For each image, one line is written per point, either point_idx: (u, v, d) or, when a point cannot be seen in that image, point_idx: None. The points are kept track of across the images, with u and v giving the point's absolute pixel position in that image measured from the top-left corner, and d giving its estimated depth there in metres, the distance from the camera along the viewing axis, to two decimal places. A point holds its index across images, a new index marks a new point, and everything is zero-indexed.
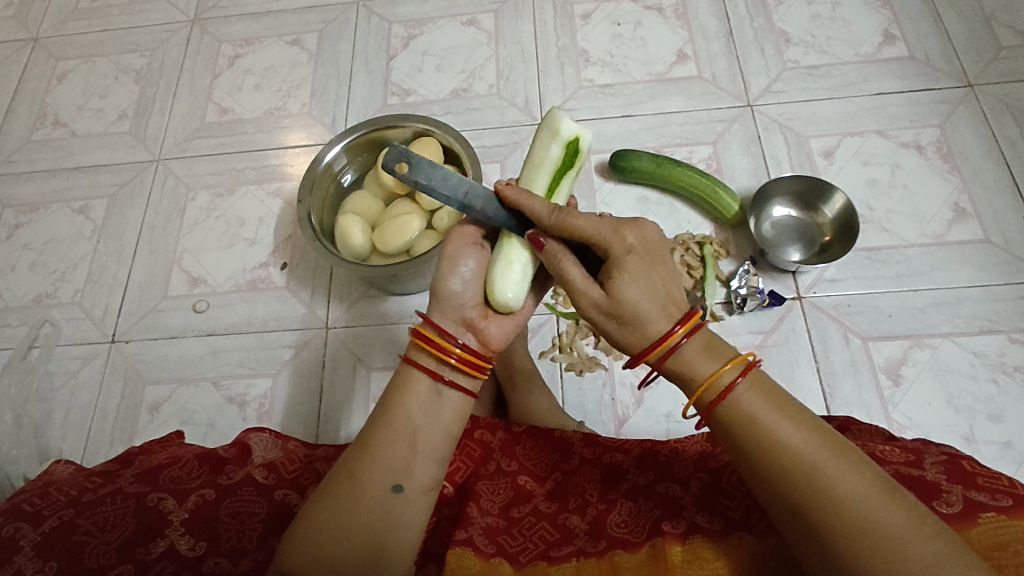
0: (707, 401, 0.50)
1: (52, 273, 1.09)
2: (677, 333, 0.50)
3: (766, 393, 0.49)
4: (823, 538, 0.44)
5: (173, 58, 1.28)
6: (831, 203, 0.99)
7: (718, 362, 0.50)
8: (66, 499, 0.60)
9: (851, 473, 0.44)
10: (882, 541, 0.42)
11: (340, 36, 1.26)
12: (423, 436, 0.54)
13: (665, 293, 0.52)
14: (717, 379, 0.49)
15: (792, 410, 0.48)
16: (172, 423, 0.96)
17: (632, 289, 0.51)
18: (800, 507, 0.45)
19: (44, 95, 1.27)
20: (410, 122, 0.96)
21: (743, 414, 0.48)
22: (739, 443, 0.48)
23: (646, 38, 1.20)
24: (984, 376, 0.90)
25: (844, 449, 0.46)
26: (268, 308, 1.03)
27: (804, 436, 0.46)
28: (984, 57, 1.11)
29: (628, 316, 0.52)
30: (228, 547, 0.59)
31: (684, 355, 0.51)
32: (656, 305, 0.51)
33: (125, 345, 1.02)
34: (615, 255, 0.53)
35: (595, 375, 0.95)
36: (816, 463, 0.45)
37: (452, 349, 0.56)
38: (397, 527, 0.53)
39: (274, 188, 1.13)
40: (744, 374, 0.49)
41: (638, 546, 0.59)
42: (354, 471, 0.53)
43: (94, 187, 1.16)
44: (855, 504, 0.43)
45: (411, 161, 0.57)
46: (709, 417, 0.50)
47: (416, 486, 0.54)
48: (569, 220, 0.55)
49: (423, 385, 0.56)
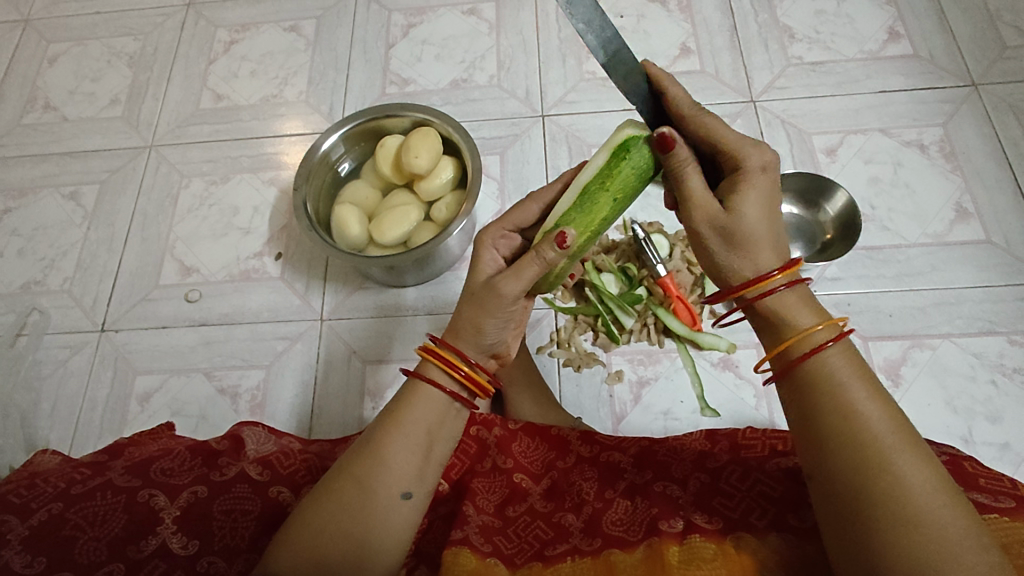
0: (796, 355, 0.50)
1: (41, 260, 1.07)
2: (776, 277, 0.52)
3: (855, 363, 0.49)
4: (870, 523, 0.43)
5: (168, 42, 1.25)
6: (833, 201, 0.98)
7: (816, 319, 0.51)
8: (54, 491, 0.58)
9: (923, 469, 0.44)
10: (934, 542, 0.41)
11: (338, 23, 1.24)
12: (438, 446, 0.55)
13: (778, 227, 0.55)
14: (812, 334, 0.50)
15: (872, 390, 0.47)
16: (163, 414, 0.94)
17: (754, 205, 0.54)
18: (857, 484, 0.44)
19: (35, 78, 1.24)
20: (410, 111, 0.95)
21: (829, 382, 0.48)
22: (809, 405, 0.48)
23: (649, 32, 1.19)
24: (984, 377, 0.89)
25: (921, 446, 0.45)
26: (261, 299, 1.02)
27: (885, 420, 0.46)
28: (988, 57, 1.10)
29: (743, 234, 0.54)
30: (222, 546, 0.58)
31: (779, 299, 0.52)
32: (769, 239, 0.54)
33: (116, 334, 1.00)
34: (749, 167, 0.55)
35: (593, 371, 0.94)
36: (890, 449, 0.44)
37: (460, 365, 0.56)
38: (399, 532, 0.52)
39: (270, 177, 1.11)
40: (837, 339, 0.50)
41: (634, 545, 0.59)
42: (359, 477, 0.52)
43: (85, 173, 1.14)
44: (917, 494, 0.43)
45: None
46: (788, 371, 0.51)
47: (422, 493, 0.54)
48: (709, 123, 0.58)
49: (433, 399, 0.55)
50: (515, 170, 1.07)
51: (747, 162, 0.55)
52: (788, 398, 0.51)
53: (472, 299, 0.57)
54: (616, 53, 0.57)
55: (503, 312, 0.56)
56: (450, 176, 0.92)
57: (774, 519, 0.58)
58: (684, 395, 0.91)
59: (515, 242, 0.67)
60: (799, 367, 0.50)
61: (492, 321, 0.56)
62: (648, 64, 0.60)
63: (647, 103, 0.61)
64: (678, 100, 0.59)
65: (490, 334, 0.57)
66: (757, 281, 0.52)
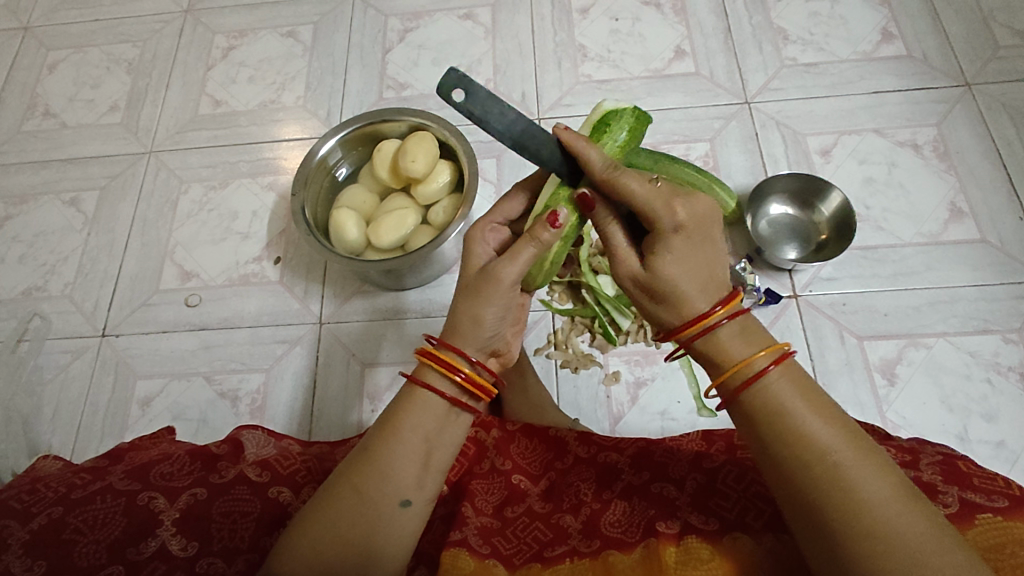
0: (733, 386, 0.50)
1: (42, 266, 1.08)
2: (717, 314, 0.50)
3: (798, 383, 0.49)
4: (834, 539, 0.44)
5: (166, 49, 1.26)
6: (828, 201, 0.98)
7: (753, 348, 0.50)
8: (55, 495, 0.59)
9: (877, 478, 0.44)
10: (897, 551, 0.42)
11: (335, 28, 1.25)
12: (436, 453, 0.55)
13: (707, 274, 0.51)
14: (752, 364, 0.49)
15: (819, 404, 0.48)
16: (164, 419, 0.95)
17: (673, 264, 0.51)
18: (816, 502, 0.45)
19: (34, 85, 1.25)
20: (406, 116, 0.96)
21: (773, 406, 0.48)
22: (761, 434, 0.48)
23: (644, 34, 1.19)
24: (979, 376, 0.90)
25: (869, 450, 0.46)
26: (261, 303, 1.02)
27: (834, 434, 0.46)
28: (982, 57, 1.11)
29: (663, 292, 0.52)
30: (221, 547, 0.58)
31: (720, 336, 0.51)
32: (696, 285, 0.51)
33: (116, 339, 1.01)
34: (661, 230, 0.52)
35: (590, 372, 0.95)
36: (845, 463, 0.45)
37: (460, 368, 0.56)
38: (402, 538, 0.53)
39: (268, 181, 1.12)
40: (777, 362, 0.49)
41: (632, 546, 0.59)
42: (358, 485, 0.52)
43: (85, 179, 1.14)
44: (878, 508, 0.43)
45: (469, 88, 0.54)
46: (730, 401, 0.50)
47: (422, 500, 0.54)
48: (624, 177, 0.54)
49: (433, 404, 0.55)
50: (512, 174, 1.08)
51: (659, 224, 0.52)
52: (738, 422, 0.51)
53: (467, 291, 0.57)
54: (524, 131, 0.56)
55: (502, 301, 0.57)
56: (447, 180, 0.92)
57: (770, 520, 0.58)
58: (681, 395, 0.92)
59: (505, 234, 0.66)
60: (744, 396, 0.49)
61: (487, 312, 0.57)
62: (559, 128, 0.57)
63: (563, 162, 0.59)
64: (594, 164, 0.56)
65: (490, 326, 0.57)
66: (699, 322, 0.50)
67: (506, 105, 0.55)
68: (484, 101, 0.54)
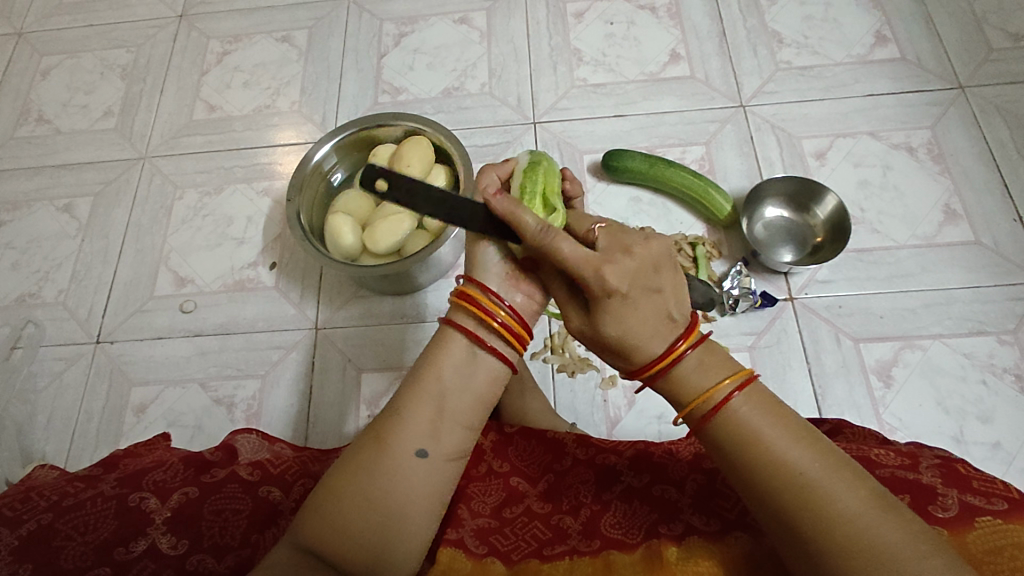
0: (701, 415, 0.50)
1: (36, 273, 1.07)
2: (681, 347, 0.50)
3: (766, 408, 0.48)
4: (817, 555, 0.43)
5: (160, 54, 1.26)
6: (823, 204, 0.98)
7: (717, 376, 0.50)
8: (47, 503, 0.58)
9: (849, 490, 0.44)
10: (877, 558, 0.41)
11: (330, 33, 1.24)
12: (451, 401, 0.54)
13: (656, 319, 0.50)
14: (715, 392, 0.49)
15: (786, 423, 0.48)
16: (159, 425, 0.95)
17: (616, 325, 0.50)
18: (794, 521, 0.45)
19: (28, 91, 1.24)
20: (402, 121, 0.96)
21: (741, 430, 0.48)
22: (733, 457, 0.48)
23: (640, 38, 1.19)
24: (974, 377, 0.90)
25: (838, 462, 0.46)
26: (256, 309, 1.02)
27: (803, 451, 0.46)
28: (975, 60, 1.11)
29: (617, 346, 0.51)
30: (211, 544, 0.58)
31: (682, 369, 0.51)
32: (646, 333, 0.50)
33: (111, 346, 1.00)
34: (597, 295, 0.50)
35: (587, 375, 0.95)
36: (815, 480, 0.45)
37: (497, 312, 0.55)
38: (420, 494, 0.52)
39: (264, 187, 1.12)
40: (741, 387, 0.49)
41: (633, 547, 0.59)
42: (379, 434, 0.53)
43: (79, 185, 1.14)
44: (853, 519, 0.43)
45: (391, 181, 0.52)
46: (702, 431, 0.50)
47: (440, 453, 0.53)
48: (557, 242, 0.50)
49: (458, 349, 0.55)
50: None
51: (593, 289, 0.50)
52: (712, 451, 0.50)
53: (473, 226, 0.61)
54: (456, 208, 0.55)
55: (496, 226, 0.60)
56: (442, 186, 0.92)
57: None
58: None
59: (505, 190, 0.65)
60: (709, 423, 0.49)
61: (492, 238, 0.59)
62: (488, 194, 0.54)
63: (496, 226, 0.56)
64: (525, 229, 0.52)
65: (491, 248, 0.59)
66: (665, 358, 0.50)
67: (433, 186, 0.54)
68: (410, 193, 0.53)
